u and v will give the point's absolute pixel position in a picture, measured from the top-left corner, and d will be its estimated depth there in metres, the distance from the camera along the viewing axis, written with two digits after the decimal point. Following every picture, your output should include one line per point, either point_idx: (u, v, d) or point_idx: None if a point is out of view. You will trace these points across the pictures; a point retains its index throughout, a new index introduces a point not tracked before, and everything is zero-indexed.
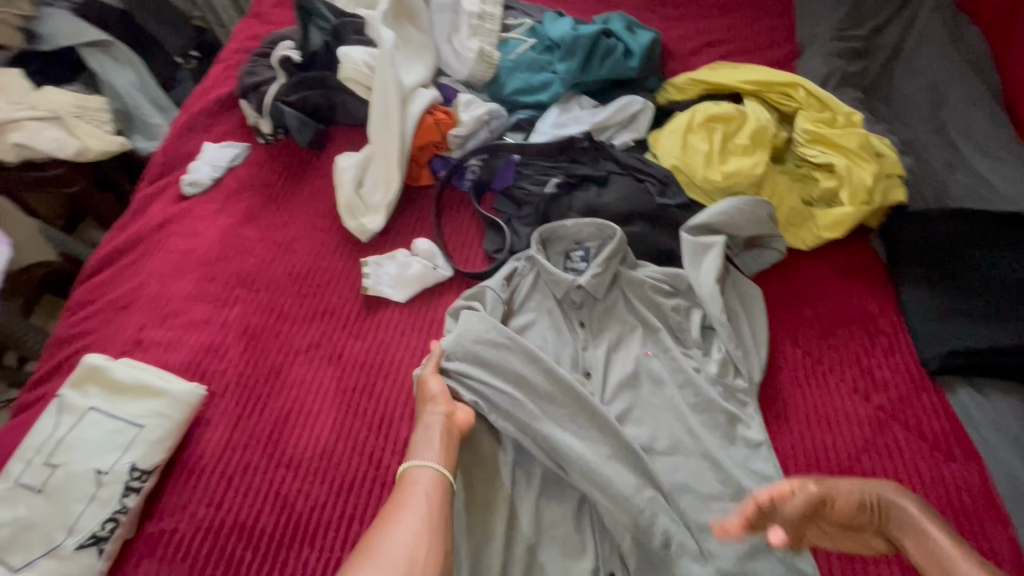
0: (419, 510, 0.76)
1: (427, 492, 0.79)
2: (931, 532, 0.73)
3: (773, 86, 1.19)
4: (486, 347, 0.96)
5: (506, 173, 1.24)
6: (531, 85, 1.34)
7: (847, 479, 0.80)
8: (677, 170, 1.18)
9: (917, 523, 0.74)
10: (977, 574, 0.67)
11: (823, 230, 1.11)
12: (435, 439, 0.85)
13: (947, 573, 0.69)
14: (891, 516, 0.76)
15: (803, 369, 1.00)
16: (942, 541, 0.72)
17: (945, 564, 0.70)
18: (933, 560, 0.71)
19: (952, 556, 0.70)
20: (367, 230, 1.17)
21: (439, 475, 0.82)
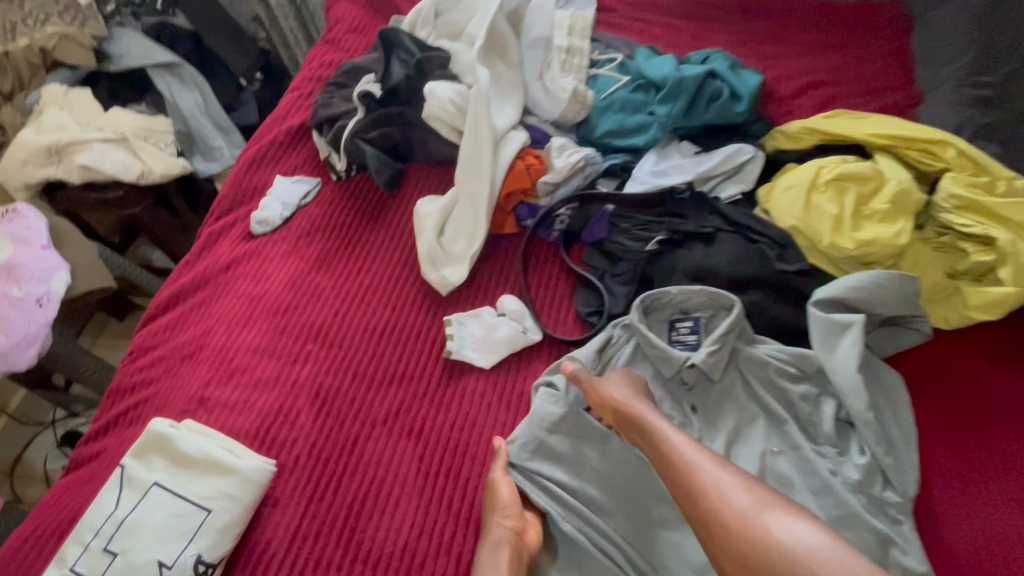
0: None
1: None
2: (662, 432, 0.81)
3: (914, 142, 1.05)
4: (561, 442, 0.87)
5: (599, 225, 1.13)
6: (625, 127, 1.23)
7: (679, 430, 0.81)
8: (797, 231, 1.05)
9: (652, 427, 0.82)
10: (693, 458, 0.76)
11: (974, 309, 0.96)
12: (501, 560, 0.75)
13: (666, 461, 0.78)
14: (625, 412, 0.85)
15: (965, 480, 0.85)
16: (673, 441, 0.79)
17: (664, 450, 0.79)
18: (657, 454, 0.80)
19: (681, 456, 0.77)
20: (449, 283, 1.07)
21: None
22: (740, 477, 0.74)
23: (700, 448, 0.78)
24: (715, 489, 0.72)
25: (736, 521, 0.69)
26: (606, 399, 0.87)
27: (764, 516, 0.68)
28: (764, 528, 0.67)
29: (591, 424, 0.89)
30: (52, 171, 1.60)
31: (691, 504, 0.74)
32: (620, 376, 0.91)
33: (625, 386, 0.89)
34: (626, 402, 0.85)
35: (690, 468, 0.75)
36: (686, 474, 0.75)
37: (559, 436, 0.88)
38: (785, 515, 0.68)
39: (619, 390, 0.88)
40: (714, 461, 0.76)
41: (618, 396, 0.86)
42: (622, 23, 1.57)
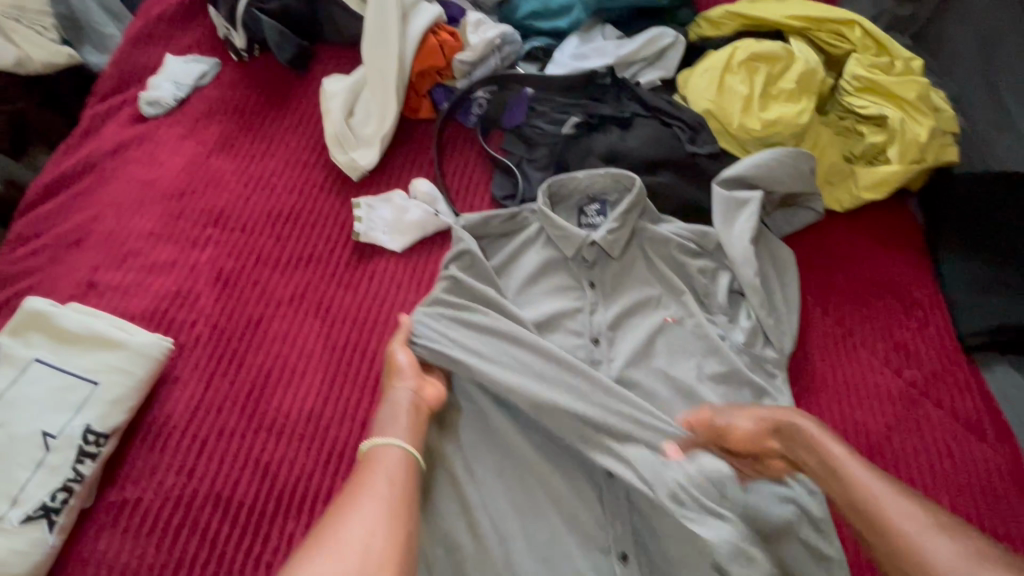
0: (388, 501, 0.63)
1: (395, 474, 0.67)
2: (847, 466, 0.66)
3: (823, 23, 1.05)
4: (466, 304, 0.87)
5: (518, 109, 1.10)
6: (549, 9, 1.17)
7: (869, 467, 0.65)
8: (710, 115, 1.05)
9: (829, 454, 0.68)
10: (884, 500, 0.61)
11: (864, 189, 1.01)
12: (402, 418, 0.73)
13: (852, 498, 0.64)
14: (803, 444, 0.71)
15: (833, 342, 0.93)
16: (857, 473, 0.65)
17: (841, 477, 0.66)
18: (828, 479, 0.67)
19: (877, 500, 0.62)
20: (359, 166, 1.02)
21: (407, 454, 0.70)
22: (933, 511, 0.59)
23: (897, 486, 0.63)
24: (908, 533, 0.58)
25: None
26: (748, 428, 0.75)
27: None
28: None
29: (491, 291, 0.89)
30: None
31: (880, 551, 0.60)
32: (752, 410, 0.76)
33: (776, 414, 0.74)
34: (812, 434, 0.70)
35: (874, 503, 0.62)
36: (883, 518, 0.60)
37: (456, 294, 0.88)
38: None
39: (771, 415, 0.75)
40: (906, 493, 0.62)
41: (790, 423, 0.73)
42: None
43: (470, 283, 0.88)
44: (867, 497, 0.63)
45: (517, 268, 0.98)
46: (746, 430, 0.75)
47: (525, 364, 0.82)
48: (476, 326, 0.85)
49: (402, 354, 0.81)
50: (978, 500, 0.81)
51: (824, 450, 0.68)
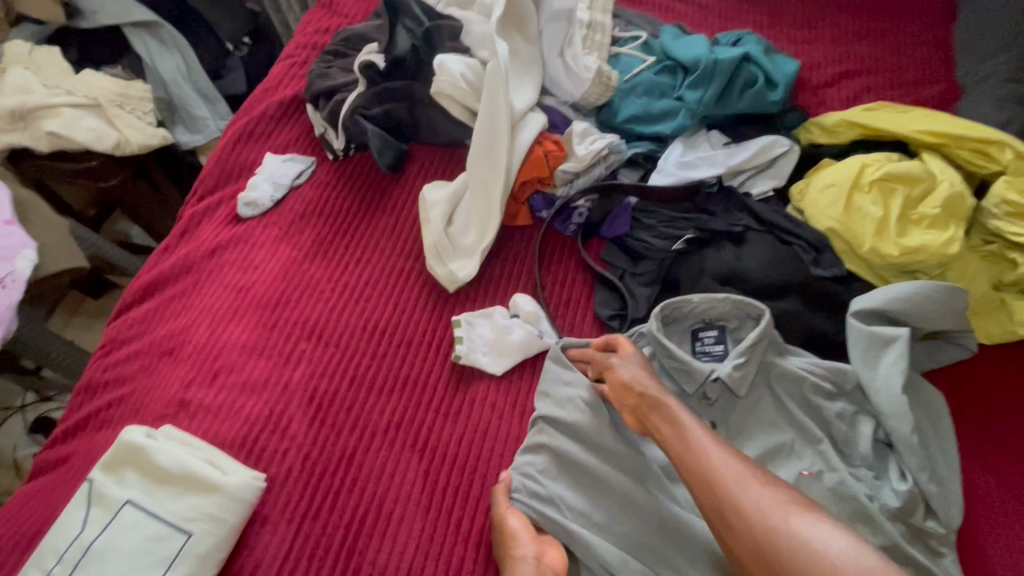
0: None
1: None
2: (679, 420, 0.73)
3: (964, 141, 0.97)
4: (576, 455, 0.81)
5: (620, 220, 1.05)
6: (650, 113, 1.14)
7: (711, 438, 0.71)
8: (835, 234, 0.97)
9: (677, 423, 0.73)
10: (714, 453, 0.69)
11: (1021, 325, 0.90)
12: None
13: (689, 464, 0.69)
14: (655, 405, 0.76)
15: (1008, 513, 0.79)
16: (692, 433, 0.72)
17: (691, 447, 0.70)
18: (675, 444, 0.72)
19: (720, 469, 0.67)
20: (457, 279, 0.97)
21: None
22: (759, 472, 0.66)
23: (728, 449, 0.69)
24: (734, 486, 0.65)
25: (759, 525, 0.61)
26: (626, 384, 0.80)
27: (787, 517, 0.61)
28: (790, 532, 0.59)
29: (603, 439, 0.81)
30: (16, 137, 1.45)
31: (707, 502, 0.66)
32: (640, 360, 0.84)
33: (638, 367, 0.82)
34: (654, 398, 0.77)
35: (705, 457, 0.68)
36: (729, 493, 0.64)
37: (564, 438, 0.82)
38: (813, 518, 0.60)
39: (642, 378, 0.80)
40: (733, 454, 0.69)
41: (629, 377, 0.80)
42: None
43: (568, 420, 0.82)
44: (687, 448, 0.70)
45: None
46: (618, 386, 0.81)
47: (646, 539, 0.76)
48: (591, 489, 0.79)
49: (514, 520, 0.74)
50: None
51: (660, 407, 0.76)
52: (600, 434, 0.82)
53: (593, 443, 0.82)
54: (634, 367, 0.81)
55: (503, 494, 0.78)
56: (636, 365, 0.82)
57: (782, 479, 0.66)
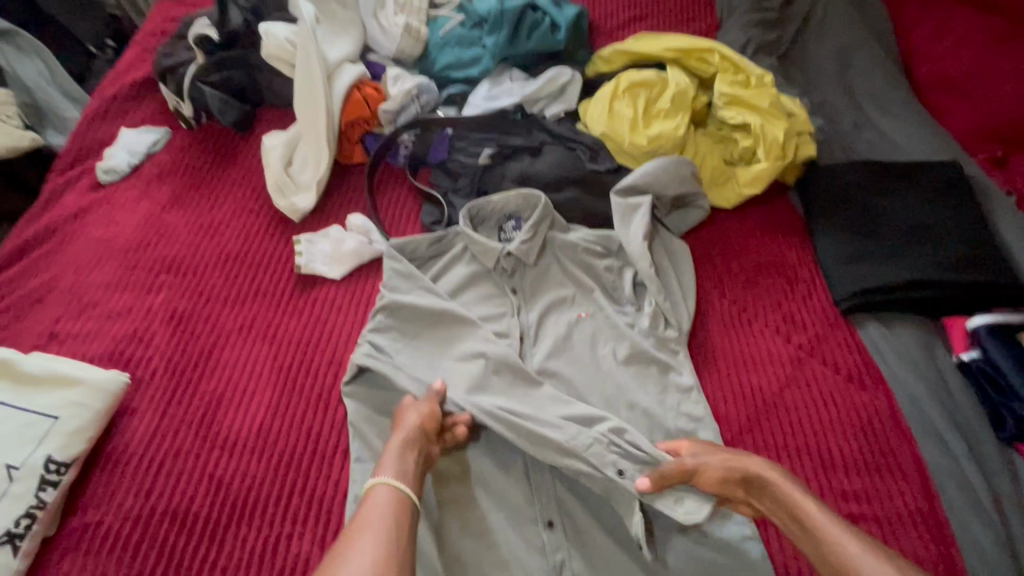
0: (376, 532, 0.72)
1: (385, 507, 0.75)
2: (812, 516, 0.75)
3: (690, 53, 1.24)
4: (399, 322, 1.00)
5: (440, 147, 1.26)
6: (462, 60, 1.35)
7: (846, 536, 0.72)
8: (606, 137, 1.21)
9: (799, 510, 0.76)
10: (857, 554, 0.70)
11: (743, 186, 1.16)
12: (389, 457, 0.81)
13: (822, 551, 0.73)
14: (760, 487, 0.79)
15: (730, 318, 1.06)
16: (820, 524, 0.74)
17: (824, 541, 0.72)
18: (806, 533, 0.74)
19: (854, 563, 0.70)
20: (299, 209, 1.14)
21: (400, 495, 0.77)
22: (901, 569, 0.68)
23: (859, 539, 0.72)
24: None
25: None
26: (730, 478, 0.81)
27: None
28: None
29: (416, 309, 1.00)
30: None
31: None
32: (716, 453, 0.83)
33: (722, 462, 0.82)
34: (772, 481, 0.79)
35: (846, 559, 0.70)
36: None
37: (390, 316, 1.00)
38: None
39: (759, 469, 0.80)
40: (880, 554, 0.70)
41: (743, 471, 0.80)
42: None
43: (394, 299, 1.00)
44: (821, 538, 0.73)
45: (444, 278, 1.09)
46: (726, 477, 0.81)
47: (459, 372, 0.96)
48: (414, 346, 0.99)
49: (410, 415, 0.86)
50: (859, 440, 0.92)
51: (795, 501, 0.77)
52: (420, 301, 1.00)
53: (413, 312, 1.00)
54: (730, 464, 0.81)
55: (436, 404, 0.88)
56: (756, 461, 0.81)
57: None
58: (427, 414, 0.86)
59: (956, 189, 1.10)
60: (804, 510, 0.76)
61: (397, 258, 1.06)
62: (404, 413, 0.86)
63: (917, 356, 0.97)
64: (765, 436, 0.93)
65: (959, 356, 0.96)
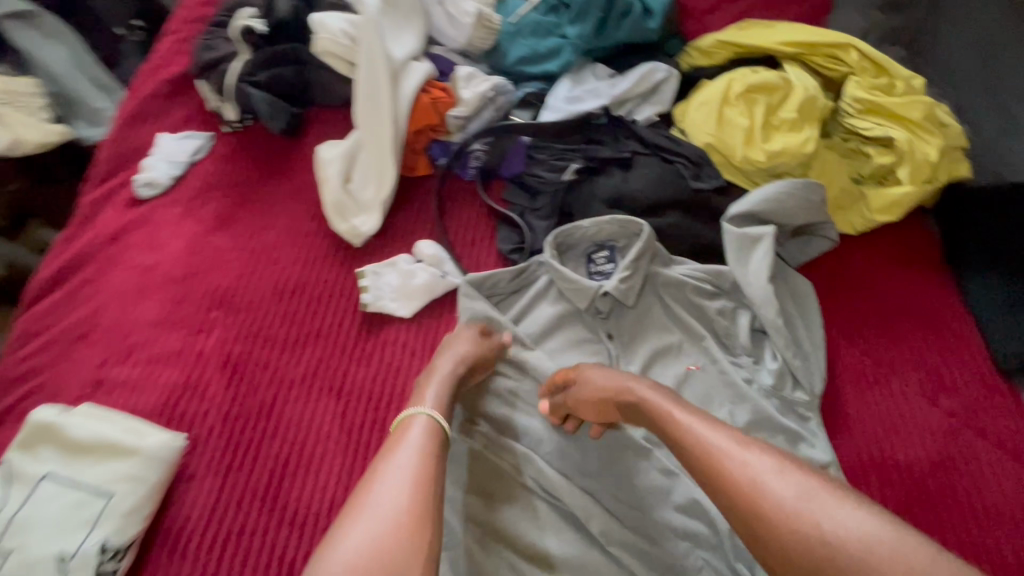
0: (404, 471, 0.64)
1: (423, 437, 0.69)
2: (668, 411, 0.68)
3: (818, 48, 1.04)
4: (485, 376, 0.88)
5: (515, 160, 1.09)
6: (538, 53, 1.17)
7: (705, 422, 0.64)
8: (711, 148, 1.04)
9: (661, 414, 0.68)
10: (711, 436, 0.62)
11: (877, 213, 0.98)
12: (430, 391, 0.77)
13: (682, 448, 0.64)
14: (632, 403, 0.73)
15: (866, 374, 0.90)
16: (678, 416, 0.66)
17: (679, 432, 0.65)
18: (670, 440, 0.66)
19: (711, 445, 0.61)
20: (361, 233, 1.00)
21: (432, 421, 0.72)
22: (773, 453, 0.58)
23: (733, 433, 0.61)
24: (741, 469, 0.57)
25: (786, 526, 0.53)
26: (607, 396, 0.75)
27: (817, 504, 0.53)
28: (838, 537, 0.50)
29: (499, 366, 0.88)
30: None
31: (717, 496, 0.59)
32: (604, 376, 0.77)
33: (612, 379, 0.76)
34: (634, 389, 0.73)
35: (714, 449, 0.60)
36: (727, 474, 0.58)
37: None
38: (801, 476, 0.55)
39: (624, 378, 0.75)
40: (734, 436, 0.61)
41: (609, 386, 0.75)
42: None
43: None
44: (677, 424, 0.66)
45: (528, 318, 0.95)
46: (591, 396, 0.76)
47: (559, 440, 0.83)
48: (505, 403, 0.86)
49: (457, 344, 0.83)
50: None
51: (654, 402, 0.70)
52: (509, 354, 0.89)
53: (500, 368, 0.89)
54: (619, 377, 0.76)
55: (480, 332, 0.87)
56: (609, 371, 0.78)
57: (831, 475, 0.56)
58: (461, 361, 0.81)
59: None
60: (679, 418, 0.66)
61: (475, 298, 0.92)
62: (443, 347, 0.84)
63: None
64: (921, 528, 0.79)
65: None
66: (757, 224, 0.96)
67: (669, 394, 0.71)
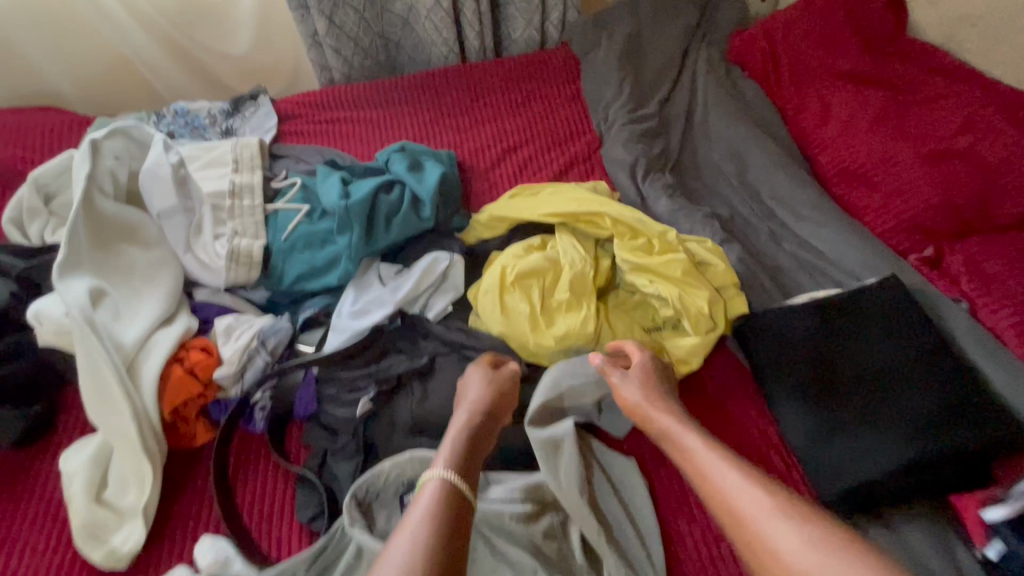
0: (421, 525, 0.70)
1: (435, 499, 0.74)
2: (670, 426, 0.85)
3: (577, 217, 1.04)
4: None
5: (305, 395, 0.98)
6: (315, 267, 1.09)
7: (710, 445, 0.80)
8: (506, 338, 0.99)
9: (669, 432, 0.84)
10: (698, 452, 0.80)
11: (678, 363, 0.98)
12: (445, 454, 0.81)
13: (686, 459, 0.81)
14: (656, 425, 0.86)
15: (707, 556, 0.83)
16: (678, 431, 0.84)
17: (681, 447, 0.82)
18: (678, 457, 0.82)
19: (699, 459, 0.79)
20: (121, 555, 0.83)
21: (447, 482, 0.76)
22: (755, 479, 0.74)
23: (728, 459, 0.77)
24: (716, 483, 0.76)
25: (742, 525, 0.71)
26: (629, 402, 0.88)
27: (761, 520, 0.70)
28: (764, 540, 0.68)
29: None
30: None
31: (708, 496, 0.76)
32: (641, 371, 0.91)
33: (645, 391, 0.88)
34: (634, 399, 0.87)
35: (696, 459, 0.79)
36: (713, 483, 0.76)
37: None
38: (782, 515, 0.70)
39: (653, 392, 0.88)
40: (722, 455, 0.78)
41: (647, 391, 0.88)
42: (316, 131, 1.48)
43: None
44: (669, 437, 0.84)
45: None
46: (622, 402, 0.90)
47: None
48: None
49: (474, 388, 0.89)
50: None
51: (655, 417, 0.86)
52: None
53: None
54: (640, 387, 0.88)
55: (507, 379, 0.92)
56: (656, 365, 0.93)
57: (782, 488, 0.73)
58: (473, 409, 0.87)
59: (907, 317, 0.96)
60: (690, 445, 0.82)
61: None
62: (466, 391, 0.90)
63: (931, 560, 0.80)
64: None
65: (981, 552, 0.79)
66: (573, 397, 0.93)
67: (687, 418, 0.86)
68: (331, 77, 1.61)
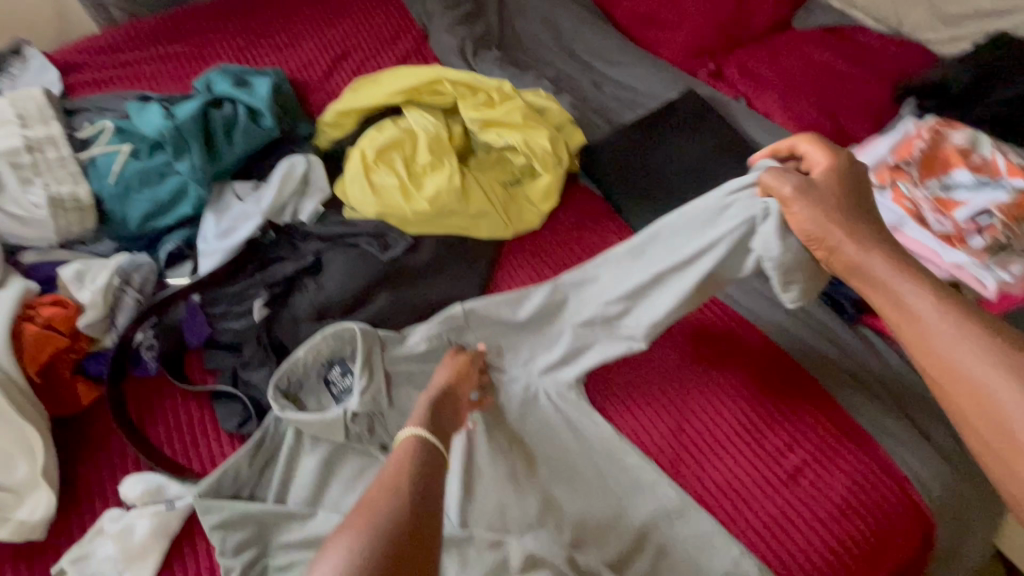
0: (390, 483, 0.64)
1: (407, 452, 0.69)
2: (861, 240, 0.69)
3: (419, 89, 1.09)
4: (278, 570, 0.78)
5: (197, 323, 0.95)
6: (161, 203, 1.02)
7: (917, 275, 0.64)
8: (384, 215, 1.03)
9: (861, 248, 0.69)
10: (894, 277, 0.65)
11: (543, 203, 1.09)
12: (421, 410, 0.77)
13: (864, 277, 0.68)
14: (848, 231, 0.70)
15: None
16: (865, 252, 0.68)
17: (862, 265, 0.68)
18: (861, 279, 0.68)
19: (897, 285, 0.64)
20: (32, 525, 0.77)
21: (422, 437, 0.71)
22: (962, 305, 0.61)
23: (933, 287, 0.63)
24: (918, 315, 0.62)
25: (948, 360, 0.59)
26: (796, 199, 0.75)
27: (969, 348, 0.58)
28: (969, 372, 0.57)
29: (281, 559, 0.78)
30: None
31: (909, 328, 0.63)
32: (825, 174, 0.76)
33: (809, 194, 0.74)
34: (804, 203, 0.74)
35: (888, 285, 0.65)
36: (906, 305, 0.63)
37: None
38: (989, 351, 0.57)
39: (831, 200, 0.73)
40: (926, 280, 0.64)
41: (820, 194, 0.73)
42: (112, 76, 1.31)
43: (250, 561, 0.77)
44: (856, 247, 0.69)
45: (294, 480, 0.85)
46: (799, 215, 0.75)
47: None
48: None
49: (442, 372, 0.86)
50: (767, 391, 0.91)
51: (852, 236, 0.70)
52: (281, 538, 0.79)
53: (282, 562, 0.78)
54: (874, 244, 0.68)
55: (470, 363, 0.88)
56: (838, 185, 0.75)
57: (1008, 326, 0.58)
58: (454, 375, 0.85)
59: (703, 116, 1.18)
60: (937, 336, 0.60)
61: (218, 507, 0.78)
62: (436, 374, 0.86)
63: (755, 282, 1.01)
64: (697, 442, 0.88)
65: None
66: (665, 256, 0.88)
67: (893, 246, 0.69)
68: (111, 18, 1.42)
